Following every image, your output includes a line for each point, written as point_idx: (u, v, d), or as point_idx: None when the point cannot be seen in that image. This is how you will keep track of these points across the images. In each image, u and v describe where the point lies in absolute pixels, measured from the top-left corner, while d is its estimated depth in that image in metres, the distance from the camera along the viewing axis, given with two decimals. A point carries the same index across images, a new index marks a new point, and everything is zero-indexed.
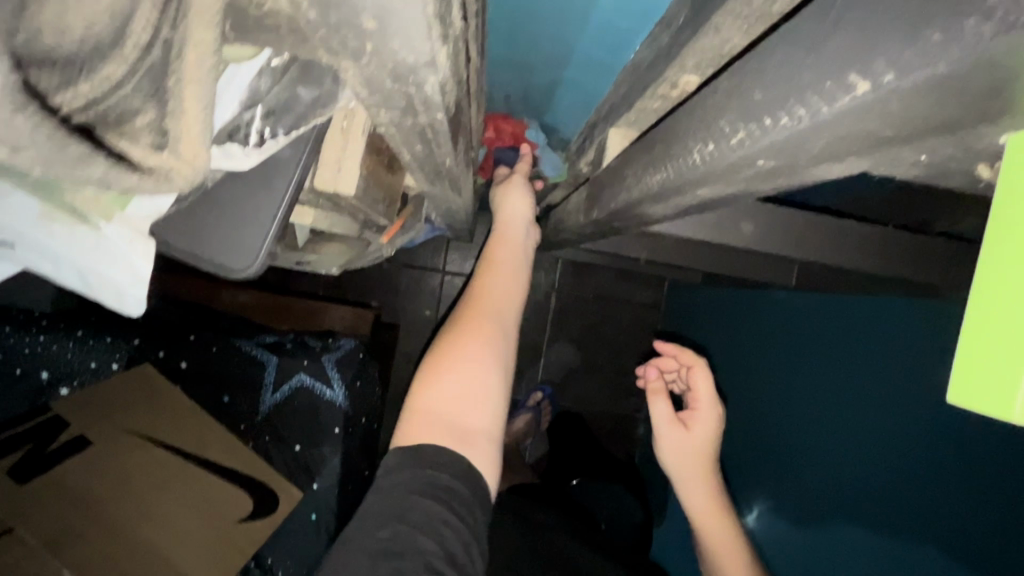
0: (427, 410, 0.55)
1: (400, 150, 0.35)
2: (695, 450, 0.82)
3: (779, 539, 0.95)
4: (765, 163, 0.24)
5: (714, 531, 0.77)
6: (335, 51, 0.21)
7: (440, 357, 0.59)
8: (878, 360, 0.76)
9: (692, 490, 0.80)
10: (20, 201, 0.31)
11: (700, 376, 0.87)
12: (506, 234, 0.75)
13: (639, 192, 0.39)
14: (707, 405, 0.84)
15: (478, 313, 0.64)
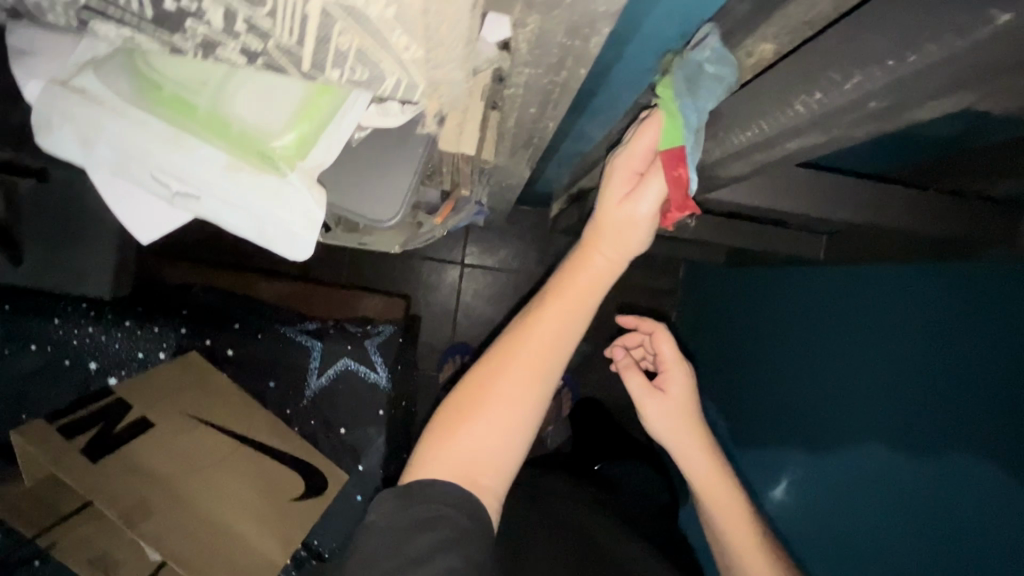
0: (446, 465, 0.52)
1: (513, 112, 0.39)
2: (679, 414, 0.69)
3: (806, 512, 1.00)
4: (876, 103, 0.28)
5: (726, 516, 0.68)
6: (529, 9, 0.24)
7: (467, 405, 0.53)
8: (906, 326, 0.80)
9: (688, 459, 0.69)
10: (208, 151, 0.31)
11: (665, 341, 0.72)
12: (585, 258, 0.55)
13: (722, 151, 0.43)
14: (677, 367, 0.71)
15: (512, 378, 0.53)
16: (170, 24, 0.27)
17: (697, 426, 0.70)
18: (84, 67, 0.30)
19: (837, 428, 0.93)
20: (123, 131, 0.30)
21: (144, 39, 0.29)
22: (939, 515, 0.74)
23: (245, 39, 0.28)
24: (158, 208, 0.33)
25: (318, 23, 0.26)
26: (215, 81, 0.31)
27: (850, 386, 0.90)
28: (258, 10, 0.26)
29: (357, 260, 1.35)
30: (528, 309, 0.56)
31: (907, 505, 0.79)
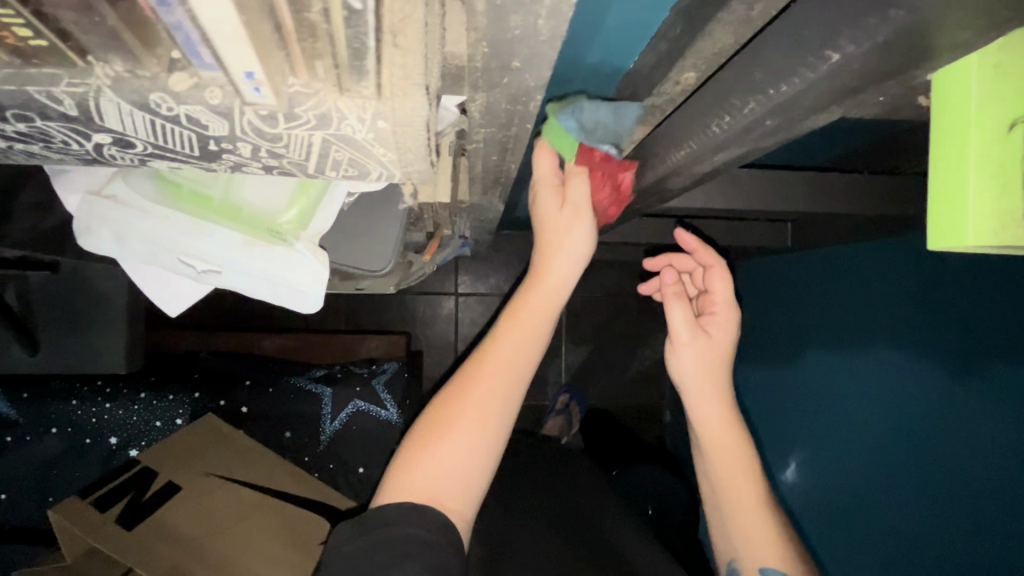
0: (411, 484, 0.50)
1: (478, 161, 0.44)
2: (716, 364, 0.65)
3: (812, 501, 0.98)
4: (770, 121, 0.34)
5: (736, 518, 0.62)
6: (474, 88, 0.30)
7: (438, 422, 0.52)
8: (878, 299, 0.84)
9: (710, 442, 0.64)
10: (226, 233, 0.35)
11: (719, 278, 0.67)
12: (546, 271, 0.57)
13: (665, 169, 0.48)
14: (725, 311, 0.66)
15: (482, 393, 0.53)
16: (209, 158, 0.31)
17: (724, 402, 0.65)
18: (114, 177, 0.35)
19: (827, 409, 0.95)
20: (151, 226, 0.35)
21: (194, 169, 0.33)
22: (941, 480, 0.73)
23: (268, 163, 0.32)
24: (184, 286, 0.39)
25: (320, 149, 0.31)
26: (223, 173, 0.35)
27: (841, 365, 0.92)
28: (276, 143, 0.30)
29: (354, 302, 1.39)
30: (495, 326, 0.57)
31: (915, 475, 0.77)
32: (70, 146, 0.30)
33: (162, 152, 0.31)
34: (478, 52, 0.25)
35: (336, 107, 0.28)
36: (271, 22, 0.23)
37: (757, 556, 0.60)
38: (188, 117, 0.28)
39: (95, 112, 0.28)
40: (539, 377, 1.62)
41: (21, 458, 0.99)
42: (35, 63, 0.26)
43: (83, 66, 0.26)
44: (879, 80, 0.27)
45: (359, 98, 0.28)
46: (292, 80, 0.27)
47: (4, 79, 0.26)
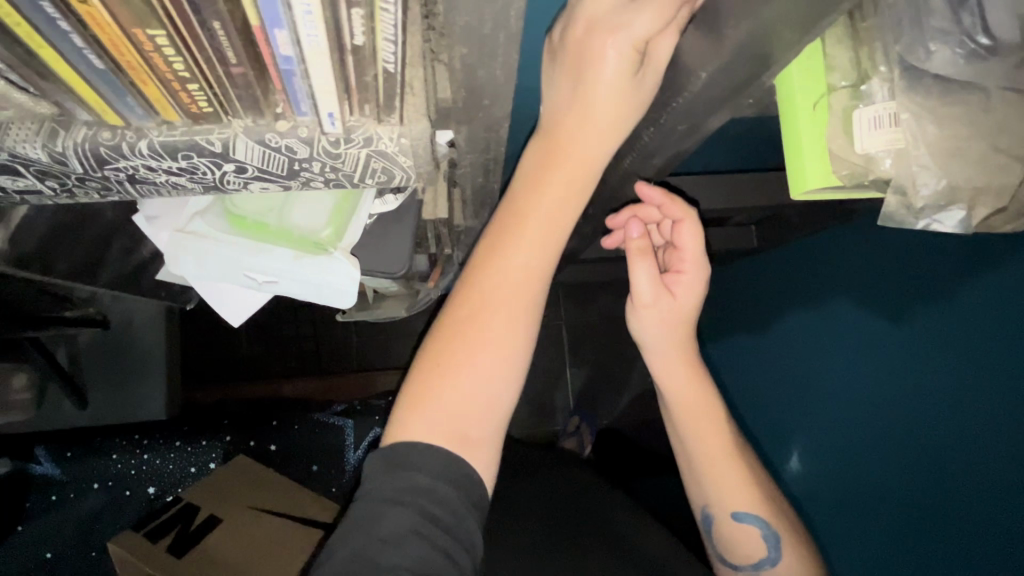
0: (424, 419, 0.49)
1: (467, 184, 0.55)
2: (692, 328, 0.66)
3: (817, 476, 0.99)
4: (681, 127, 0.45)
5: (723, 491, 0.65)
6: (460, 122, 0.41)
7: (443, 356, 0.50)
8: (861, 273, 0.90)
9: (672, 390, 0.66)
10: (281, 251, 0.46)
11: (689, 231, 0.61)
12: (560, 155, 0.47)
13: (619, 176, 0.59)
14: (694, 270, 0.61)
15: (494, 316, 0.50)
16: (292, 177, 0.40)
17: (682, 349, 0.64)
18: (193, 216, 0.46)
19: (821, 383, 0.99)
20: (224, 251, 0.46)
21: (276, 189, 0.42)
22: (936, 419, 0.77)
23: (330, 176, 0.40)
24: (243, 299, 0.49)
25: (366, 163, 0.39)
26: (278, 205, 0.46)
27: (824, 339, 0.99)
28: (338, 160, 0.39)
29: (365, 345, 1.44)
30: (488, 241, 0.50)
31: (911, 426, 0.80)
32: (198, 174, 0.39)
33: (263, 176, 0.41)
34: (459, 97, 0.37)
35: (377, 132, 0.37)
36: (341, 86, 0.33)
37: (730, 514, 0.65)
38: (288, 148, 0.38)
39: (231, 148, 0.37)
40: (548, 402, 1.68)
41: (68, 514, 1.07)
42: (200, 121, 0.36)
43: (225, 121, 0.36)
44: (739, 89, 0.38)
45: (391, 125, 0.37)
46: (352, 115, 0.37)
47: (182, 132, 0.36)
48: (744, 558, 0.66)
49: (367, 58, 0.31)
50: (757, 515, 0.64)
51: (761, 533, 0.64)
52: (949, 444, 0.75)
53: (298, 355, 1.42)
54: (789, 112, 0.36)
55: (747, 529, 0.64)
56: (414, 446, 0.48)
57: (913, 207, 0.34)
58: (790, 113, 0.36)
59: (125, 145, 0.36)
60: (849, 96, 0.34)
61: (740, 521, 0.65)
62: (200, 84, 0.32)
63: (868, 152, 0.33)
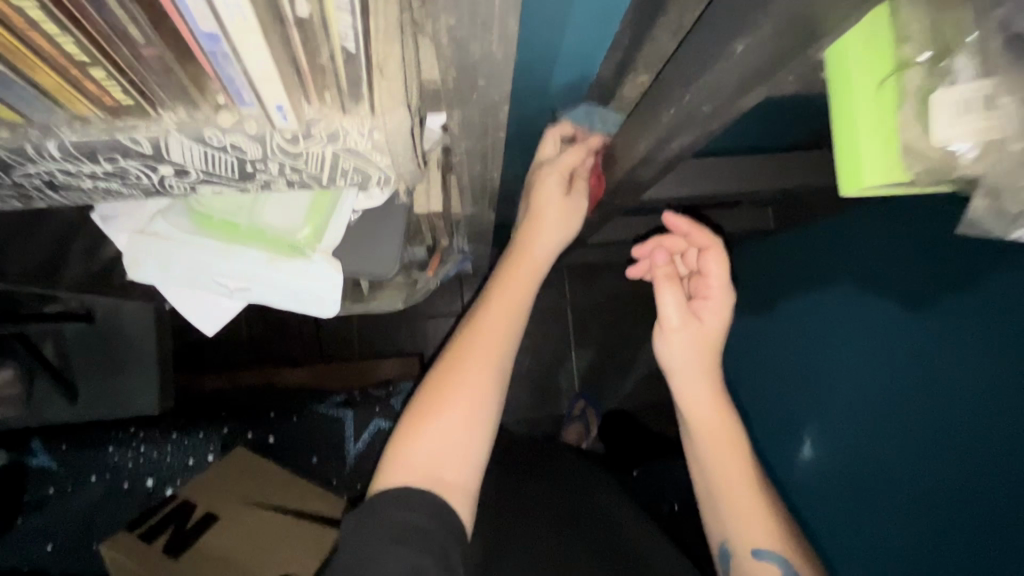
0: (409, 463, 0.50)
1: (462, 172, 0.50)
2: (703, 352, 0.65)
3: (818, 474, 0.96)
4: (708, 107, 0.39)
5: (738, 513, 0.63)
6: (451, 105, 0.35)
7: (433, 403, 0.53)
8: (872, 268, 0.87)
9: (693, 417, 0.65)
10: (253, 254, 0.42)
11: (716, 260, 0.65)
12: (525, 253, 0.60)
13: (632, 161, 0.53)
14: (720, 295, 0.64)
15: (475, 365, 0.54)
16: (245, 178, 0.36)
17: (710, 378, 0.65)
18: (155, 215, 0.41)
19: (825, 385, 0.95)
20: (190, 254, 0.41)
21: (230, 190, 0.39)
22: (925, 427, 0.76)
23: (292, 177, 0.37)
24: (212, 305, 0.44)
25: (333, 162, 0.35)
26: (244, 200, 0.42)
27: (829, 343, 0.94)
28: (297, 160, 0.35)
29: (367, 332, 1.40)
30: (474, 311, 0.59)
31: (913, 428, 0.78)
32: (139, 178, 0.36)
33: (210, 178, 0.37)
34: (447, 78, 0.32)
35: (342, 126, 0.33)
36: (292, 68, 0.28)
37: (749, 538, 0.62)
38: (234, 146, 0.33)
39: (163, 148, 0.33)
40: (552, 385, 1.64)
41: (65, 507, 1.04)
42: (121, 116, 0.31)
43: (155, 115, 0.32)
44: (781, 62, 0.32)
45: (358, 114, 0.32)
46: (310, 105, 0.32)
47: (98, 131, 0.32)
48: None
49: (316, 32, 0.26)
50: (778, 550, 0.61)
51: (781, 572, 0.60)
52: (937, 450, 0.74)
53: (296, 340, 1.37)
54: (840, 90, 0.30)
55: (766, 566, 0.61)
56: (397, 492, 0.48)
57: (1008, 215, 0.29)
58: (841, 92, 0.30)
59: (29, 147, 0.32)
60: (927, 72, 0.27)
61: (758, 558, 0.61)
62: (106, 71, 0.27)
63: (947, 146, 0.27)
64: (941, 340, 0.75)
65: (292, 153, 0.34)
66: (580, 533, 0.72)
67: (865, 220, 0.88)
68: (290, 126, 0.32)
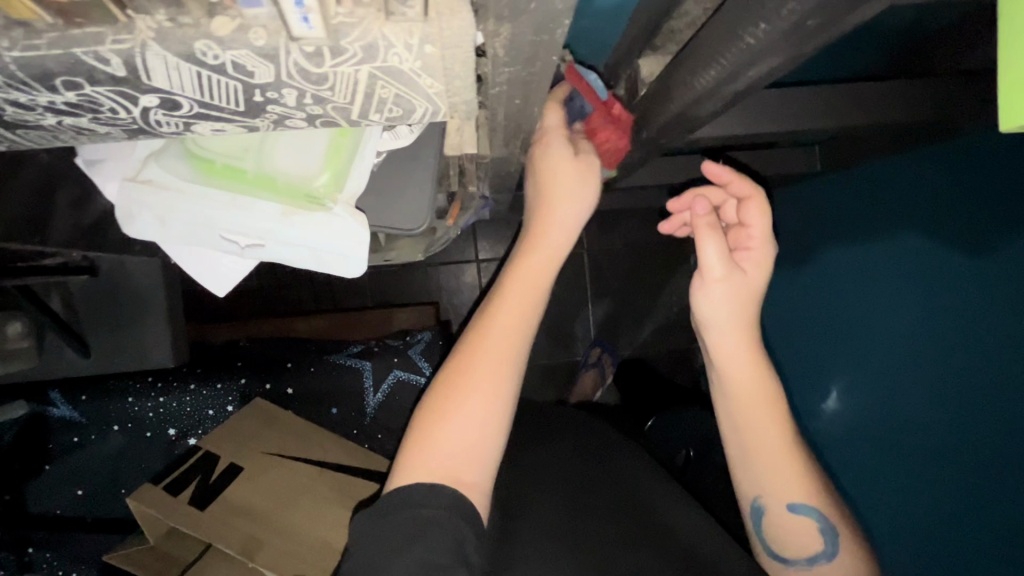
0: (432, 462, 0.47)
1: (499, 108, 0.43)
2: (748, 302, 0.59)
3: (863, 420, 0.90)
4: (812, 22, 0.32)
5: (773, 476, 0.59)
6: (502, 20, 0.29)
7: (453, 394, 0.50)
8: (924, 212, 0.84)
9: (730, 372, 0.60)
10: (264, 205, 0.37)
11: (756, 211, 0.60)
12: (537, 244, 0.58)
13: (693, 95, 0.46)
14: (762, 246, 0.59)
15: (489, 357, 0.52)
16: (253, 111, 0.32)
17: (747, 331, 0.59)
18: (148, 160, 0.36)
19: (867, 330, 0.89)
20: (190, 204, 0.36)
21: (235, 130, 0.34)
22: (956, 374, 0.80)
23: (312, 110, 0.33)
24: (218, 263, 0.40)
25: (366, 86, 0.31)
26: (256, 146, 0.37)
27: (871, 285, 0.89)
28: (320, 86, 0.31)
29: (379, 280, 1.36)
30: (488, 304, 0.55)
31: (974, 376, 0.78)
32: (117, 113, 0.31)
33: (205, 112, 0.32)
34: None
35: (383, 34, 0.28)
36: None
37: (785, 496, 0.59)
38: (233, 64, 0.28)
39: (142, 68, 0.28)
40: (568, 333, 1.61)
41: (90, 457, 1.03)
42: (78, 21, 0.25)
43: (125, 20, 0.26)
44: None
45: (404, 22, 0.27)
46: (339, 7, 0.27)
47: (48, 43, 0.26)
48: (799, 551, 0.60)
49: None
50: (813, 506, 0.59)
51: (817, 526, 0.59)
52: (956, 394, 0.80)
53: (308, 289, 1.33)
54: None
55: (801, 521, 0.59)
56: (406, 493, 0.46)
57: None
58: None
59: None
60: None
61: (795, 512, 0.59)
62: None
63: None
64: (967, 290, 0.79)
65: (316, 75, 0.30)
66: (595, 498, 0.65)
67: (938, 170, 0.83)
68: (315, 38, 0.27)
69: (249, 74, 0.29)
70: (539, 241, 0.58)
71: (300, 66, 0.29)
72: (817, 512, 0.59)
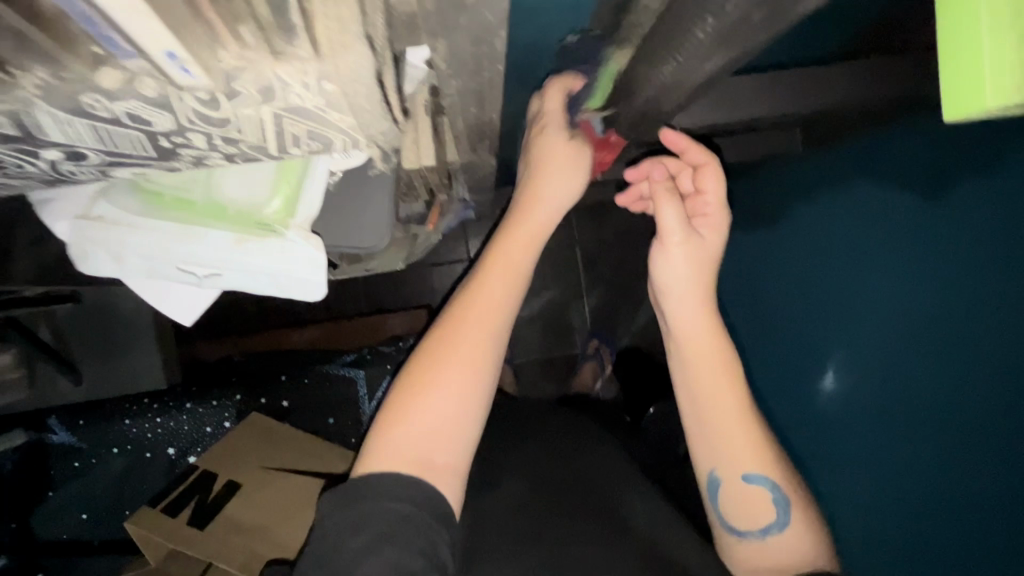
0: (396, 447, 0.47)
1: (457, 116, 0.42)
2: (705, 267, 0.59)
3: (858, 391, 0.84)
4: (757, 15, 0.31)
5: (725, 445, 0.58)
6: (434, 34, 0.28)
7: (420, 377, 0.50)
8: (909, 166, 0.79)
9: (684, 333, 0.59)
10: (216, 235, 0.37)
11: (712, 176, 0.59)
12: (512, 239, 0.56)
13: (655, 89, 0.45)
14: (719, 212, 0.59)
15: (462, 343, 0.51)
16: (164, 154, 0.33)
17: (705, 297, 0.59)
18: (95, 197, 0.36)
19: (853, 295, 0.85)
20: (141, 239, 0.36)
21: (155, 167, 0.35)
22: (939, 335, 0.73)
23: (226, 148, 0.33)
24: (178, 293, 0.40)
25: (272, 124, 0.31)
26: (201, 175, 0.37)
27: (854, 252, 0.85)
28: (226, 127, 0.31)
29: (371, 285, 1.35)
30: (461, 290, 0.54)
31: (950, 337, 0.71)
32: (26, 166, 0.32)
33: (117, 158, 0.33)
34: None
35: (278, 76, 0.28)
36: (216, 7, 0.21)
37: (740, 464, 0.58)
38: (129, 115, 0.29)
39: (34, 124, 0.28)
40: (565, 327, 1.60)
41: (90, 481, 1.03)
42: None
43: (4, 84, 0.25)
44: None
45: (295, 61, 0.27)
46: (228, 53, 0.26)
47: None
48: (750, 521, 0.58)
49: None
50: (767, 475, 0.58)
51: (768, 497, 0.57)
52: (949, 367, 0.71)
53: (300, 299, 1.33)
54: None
55: (755, 492, 0.58)
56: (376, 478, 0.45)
57: None
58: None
59: None
60: None
61: (749, 482, 0.58)
62: None
63: None
64: (956, 251, 0.71)
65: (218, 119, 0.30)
66: (560, 495, 0.62)
67: (919, 132, 0.77)
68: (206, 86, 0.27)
69: (150, 122, 0.30)
70: (515, 235, 0.56)
71: (200, 111, 0.29)
72: (770, 483, 0.58)
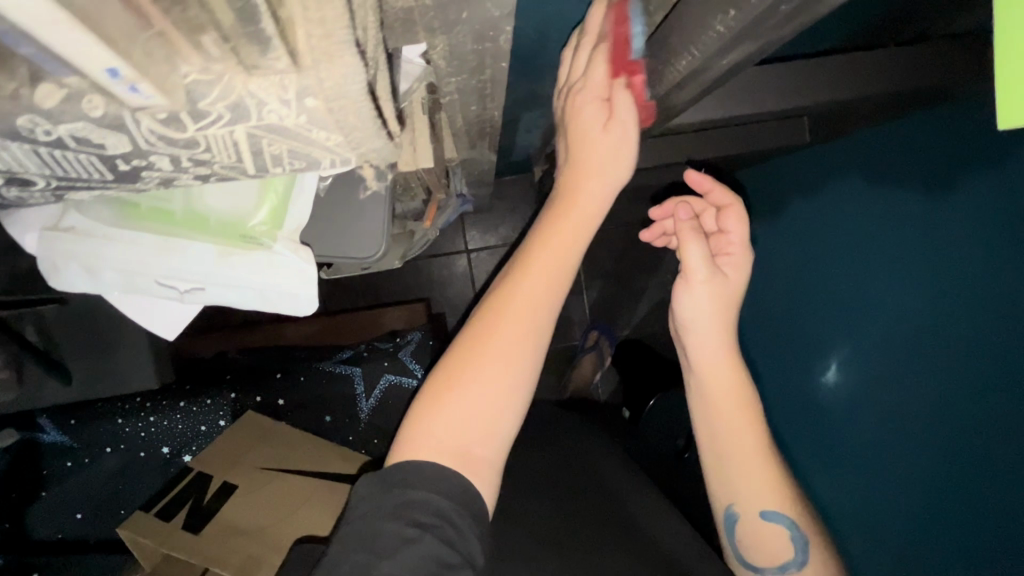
0: (432, 439, 0.43)
1: (456, 114, 0.40)
2: (728, 307, 0.57)
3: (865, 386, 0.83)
4: (785, 7, 0.29)
5: (741, 482, 0.56)
6: (432, 30, 0.26)
7: (459, 363, 0.45)
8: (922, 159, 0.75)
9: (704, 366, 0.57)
10: (199, 247, 0.35)
11: (735, 219, 0.58)
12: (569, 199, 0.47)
13: (667, 83, 0.43)
14: (742, 253, 0.57)
15: (505, 328, 0.45)
16: (125, 178, 0.31)
17: (726, 338, 0.57)
18: (66, 209, 0.35)
19: (876, 286, 0.82)
20: (118, 253, 0.35)
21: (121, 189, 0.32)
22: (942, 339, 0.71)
23: (198, 171, 0.31)
24: (161, 306, 0.39)
25: (245, 145, 0.30)
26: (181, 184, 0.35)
27: (869, 249, 0.83)
28: (195, 149, 0.29)
29: (367, 279, 1.33)
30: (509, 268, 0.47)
31: (963, 343, 0.68)
32: None
33: (72, 183, 0.31)
34: None
35: (248, 93, 0.27)
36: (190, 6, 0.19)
37: (755, 502, 0.56)
38: (75, 138, 0.27)
39: None
40: (565, 319, 1.58)
41: (85, 481, 0.99)
42: None
43: None
44: None
45: (273, 75, 0.26)
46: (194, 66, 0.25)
47: None
48: (767, 558, 0.56)
49: None
50: (785, 513, 0.56)
51: (788, 533, 0.55)
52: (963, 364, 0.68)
53: None
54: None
55: (772, 528, 0.56)
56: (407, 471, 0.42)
57: None
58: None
59: None
60: None
61: (765, 519, 0.56)
62: None
63: None
64: (967, 249, 0.68)
65: (174, 143, 0.29)
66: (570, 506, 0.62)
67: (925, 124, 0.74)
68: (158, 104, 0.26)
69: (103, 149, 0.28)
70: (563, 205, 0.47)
71: (157, 133, 0.28)
72: (792, 524, 0.55)
